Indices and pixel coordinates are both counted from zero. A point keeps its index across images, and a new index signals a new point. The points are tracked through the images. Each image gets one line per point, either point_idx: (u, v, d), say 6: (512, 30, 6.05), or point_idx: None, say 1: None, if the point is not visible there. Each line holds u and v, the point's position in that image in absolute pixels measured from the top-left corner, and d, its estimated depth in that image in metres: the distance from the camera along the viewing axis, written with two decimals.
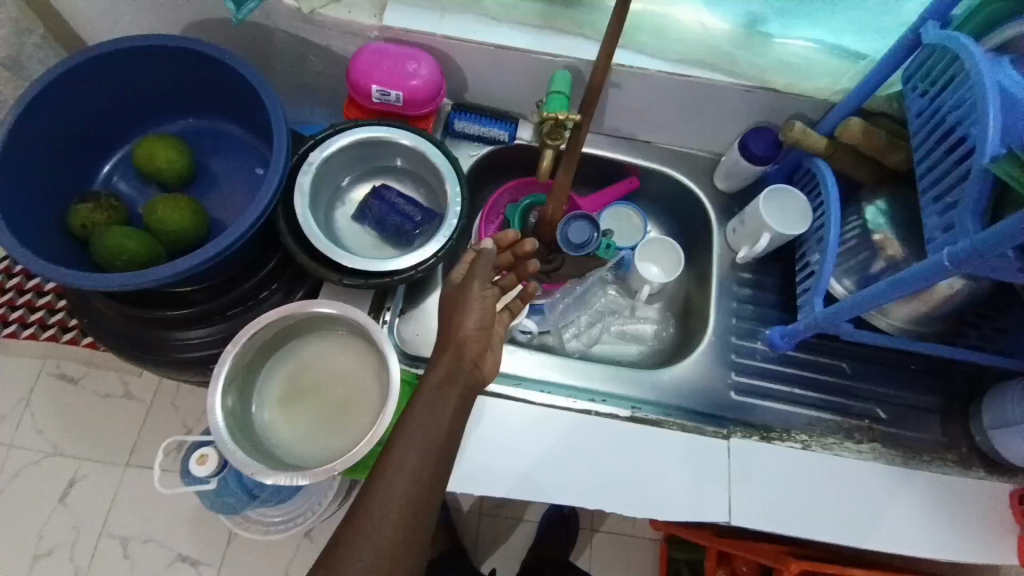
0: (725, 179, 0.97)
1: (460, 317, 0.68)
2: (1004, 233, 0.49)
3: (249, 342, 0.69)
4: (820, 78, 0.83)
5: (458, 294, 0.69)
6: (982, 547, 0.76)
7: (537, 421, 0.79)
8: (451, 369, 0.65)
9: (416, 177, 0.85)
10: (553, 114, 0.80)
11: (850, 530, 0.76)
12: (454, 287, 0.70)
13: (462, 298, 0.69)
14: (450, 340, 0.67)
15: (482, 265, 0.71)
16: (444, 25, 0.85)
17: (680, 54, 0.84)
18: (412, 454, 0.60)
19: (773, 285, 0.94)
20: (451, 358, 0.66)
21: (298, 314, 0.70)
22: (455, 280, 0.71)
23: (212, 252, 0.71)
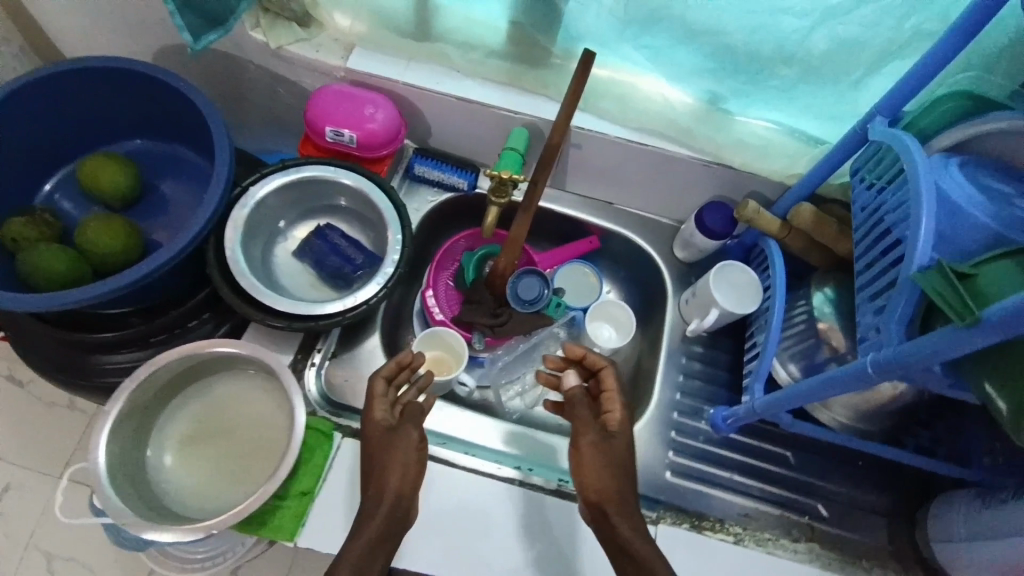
0: (684, 248, 0.95)
1: (389, 469, 0.62)
2: (924, 350, 0.47)
3: (150, 380, 0.66)
4: (776, 161, 0.82)
5: (382, 440, 0.65)
6: None
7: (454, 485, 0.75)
8: (381, 528, 0.58)
9: (362, 219, 0.83)
10: (499, 170, 0.79)
11: None
12: (381, 435, 0.65)
13: (393, 449, 0.64)
14: (380, 496, 0.60)
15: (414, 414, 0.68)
16: (408, 72, 0.86)
17: (639, 122, 0.84)
18: None
19: (724, 361, 0.91)
20: (382, 518, 0.59)
21: (204, 354, 0.67)
22: (379, 427, 0.66)
23: (131, 280, 0.68)
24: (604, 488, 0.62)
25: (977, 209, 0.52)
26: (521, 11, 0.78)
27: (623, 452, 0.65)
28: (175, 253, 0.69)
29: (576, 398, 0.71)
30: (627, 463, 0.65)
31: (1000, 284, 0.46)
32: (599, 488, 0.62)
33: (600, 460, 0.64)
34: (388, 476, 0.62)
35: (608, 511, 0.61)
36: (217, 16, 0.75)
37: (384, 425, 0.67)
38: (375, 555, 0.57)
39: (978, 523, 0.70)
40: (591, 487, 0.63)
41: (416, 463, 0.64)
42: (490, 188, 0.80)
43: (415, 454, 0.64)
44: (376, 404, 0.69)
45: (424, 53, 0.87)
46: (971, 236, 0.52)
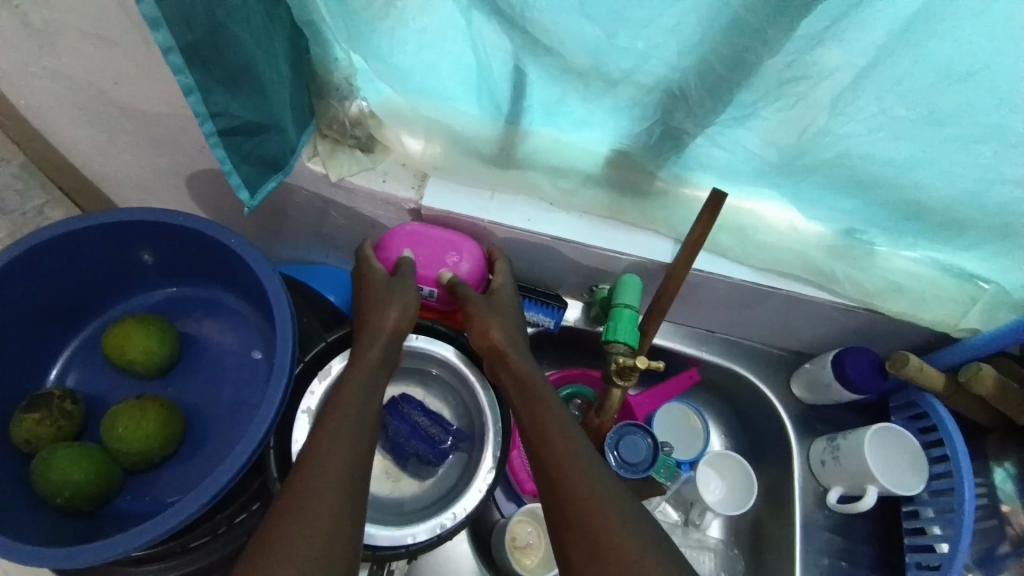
0: (806, 387, 0.82)
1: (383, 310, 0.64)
2: None
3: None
4: (939, 307, 0.69)
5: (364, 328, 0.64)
6: None
7: None
8: (361, 393, 0.57)
9: (445, 388, 0.69)
10: (636, 359, 0.65)
11: None
12: (376, 280, 0.66)
13: (387, 292, 0.65)
14: (380, 330, 0.63)
15: (409, 270, 0.67)
16: (491, 207, 0.74)
17: (767, 261, 0.72)
18: (333, 459, 0.50)
19: (865, 532, 0.77)
20: (370, 365, 0.60)
21: None
22: (374, 273, 0.67)
23: (177, 519, 0.54)
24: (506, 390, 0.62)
25: None
26: (635, 144, 0.66)
27: (507, 306, 0.68)
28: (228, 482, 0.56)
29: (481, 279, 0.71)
30: (511, 302, 0.69)
31: None
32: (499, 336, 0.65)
33: (491, 314, 0.66)
34: (379, 308, 0.64)
35: (501, 368, 0.64)
36: (274, 160, 0.63)
37: (382, 273, 0.67)
38: (364, 418, 0.55)
39: None
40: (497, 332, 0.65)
41: (403, 331, 0.64)
42: (612, 369, 0.67)
43: (389, 323, 0.63)
44: (371, 266, 0.68)
45: (509, 181, 0.74)
46: None
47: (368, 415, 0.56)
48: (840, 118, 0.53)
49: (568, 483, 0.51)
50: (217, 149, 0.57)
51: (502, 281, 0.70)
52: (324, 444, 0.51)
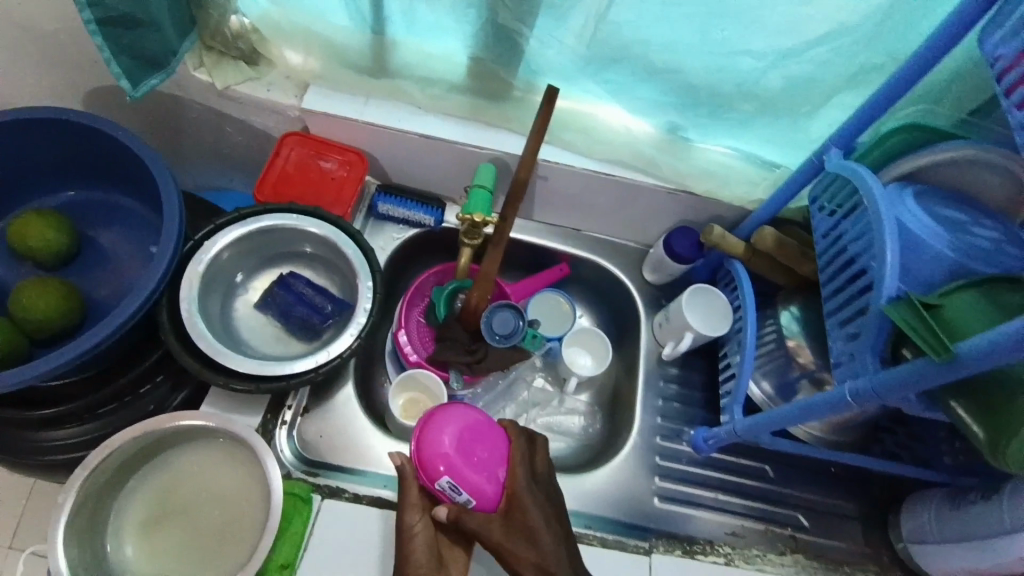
0: (653, 271, 0.96)
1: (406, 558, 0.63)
2: (907, 378, 0.48)
3: (94, 472, 0.62)
4: (738, 186, 0.85)
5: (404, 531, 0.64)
6: None
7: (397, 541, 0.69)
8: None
9: (326, 263, 0.79)
10: (470, 214, 0.78)
11: None
12: (403, 530, 0.65)
13: (405, 533, 0.64)
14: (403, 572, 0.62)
15: (413, 490, 0.66)
16: (366, 110, 0.83)
17: (605, 154, 0.86)
18: None
19: (700, 382, 0.93)
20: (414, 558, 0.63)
21: (166, 429, 0.65)
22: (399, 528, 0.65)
23: (49, 366, 0.61)
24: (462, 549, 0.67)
25: (936, 239, 0.53)
26: (482, 47, 0.78)
27: (532, 526, 0.65)
28: (104, 338, 0.63)
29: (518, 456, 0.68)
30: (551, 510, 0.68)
31: (965, 316, 0.47)
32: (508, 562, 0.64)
33: (534, 522, 0.65)
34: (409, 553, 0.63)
35: (509, 545, 0.63)
36: (157, 59, 0.73)
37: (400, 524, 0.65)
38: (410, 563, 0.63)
39: (951, 526, 0.73)
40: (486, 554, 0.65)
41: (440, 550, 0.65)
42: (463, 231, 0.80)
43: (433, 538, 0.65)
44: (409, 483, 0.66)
45: (382, 89, 0.84)
46: (936, 267, 0.52)
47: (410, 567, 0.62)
48: (615, 7, 0.68)
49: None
50: (97, 35, 0.68)
51: (514, 489, 0.66)
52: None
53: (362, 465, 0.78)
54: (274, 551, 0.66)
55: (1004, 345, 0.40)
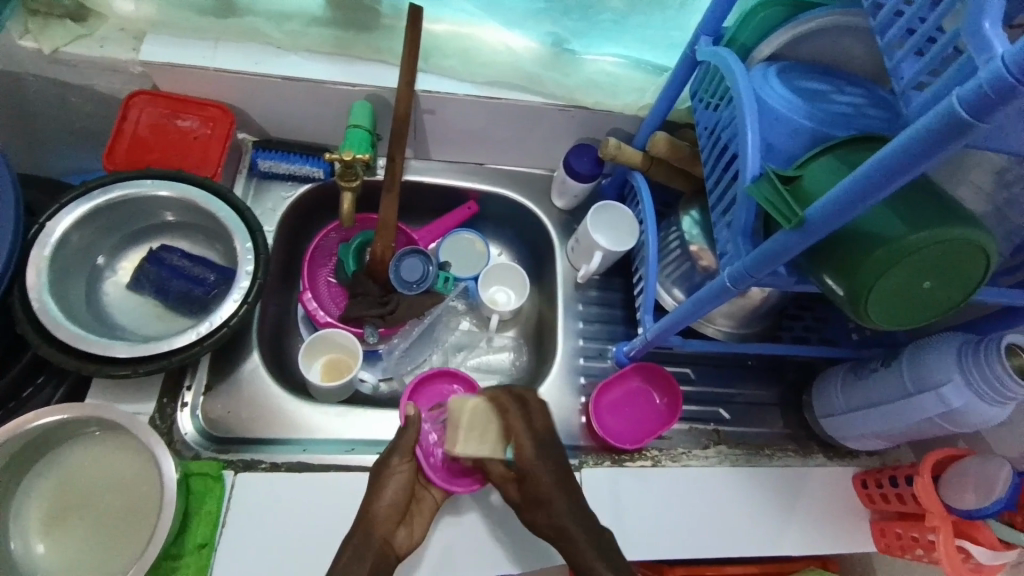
0: (561, 197, 0.94)
1: (379, 493, 0.63)
2: (772, 252, 0.48)
3: None
4: (628, 95, 0.83)
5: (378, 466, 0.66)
6: (836, 536, 0.79)
7: (319, 498, 0.67)
8: (365, 524, 0.61)
9: (203, 231, 0.75)
10: (342, 152, 0.72)
11: (719, 544, 0.76)
12: (379, 466, 0.66)
13: (383, 475, 0.65)
14: (371, 518, 0.61)
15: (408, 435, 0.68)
16: (217, 57, 0.76)
17: (487, 76, 0.82)
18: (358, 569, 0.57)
19: (620, 300, 0.94)
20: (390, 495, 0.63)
21: (32, 429, 0.61)
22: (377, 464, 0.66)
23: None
24: (542, 479, 0.63)
25: (795, 111, 0.53)
26: None
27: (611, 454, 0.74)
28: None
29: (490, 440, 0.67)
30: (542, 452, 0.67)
31: (820, 180, 0.47)
32: (542, 489, 0.63)
33: None
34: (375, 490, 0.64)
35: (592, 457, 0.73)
36: None
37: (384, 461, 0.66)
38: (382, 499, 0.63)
39: (857, 393, 0.78)
40: (534, 487, 0.63)
41: (559, 458, 0.66)
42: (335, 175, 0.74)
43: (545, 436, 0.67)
44: (410, 430, 0.68)
45: (233, 30, 0.76)
46: (795, 139, 0.53)
47: (383, 507, 0.62)
48: None
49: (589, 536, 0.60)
50: None
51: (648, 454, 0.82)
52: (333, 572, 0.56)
53: (278, 435, 0.75)
54: (185, 529, 0.64)
55: (844, 199, 0.41)
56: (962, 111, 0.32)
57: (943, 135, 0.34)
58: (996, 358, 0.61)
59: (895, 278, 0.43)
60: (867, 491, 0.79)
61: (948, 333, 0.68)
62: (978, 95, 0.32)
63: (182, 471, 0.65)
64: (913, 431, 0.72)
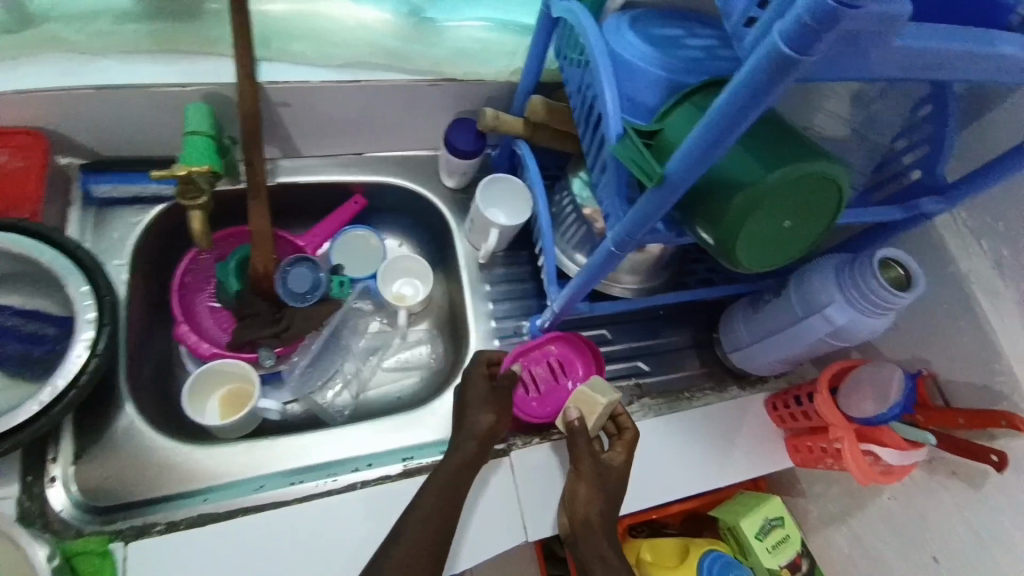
0: (449, 176, 0.89)
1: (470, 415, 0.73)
2: (646, 211, 0.47)
3: None
4: (497, 61, 0.79)
5: (481, 389, 0.75)
6: (758, 460, 0.83)
7: (228, 546, 0.62)
8: (458, 464, 0.68)
9: (32, 280, 0.64)
10: (176, 166, 0.63)
11: (651, 494, 0.78)
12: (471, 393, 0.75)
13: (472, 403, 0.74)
14: (466, 437, 0.71)
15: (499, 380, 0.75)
16: (8, 75, 0.64)
17: (343, 58, 0.74)
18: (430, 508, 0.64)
19: (527, 273, 0.92)
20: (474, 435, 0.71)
21: None
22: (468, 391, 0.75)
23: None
24: (590, 498, 0.68)
25: (649, 62, 0.52)
26: None
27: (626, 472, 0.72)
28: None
29: (577, 430, 0.71)
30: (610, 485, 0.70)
31: (678, 131, 0.46)
32: (585, 507, 0.68)
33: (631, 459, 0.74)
34: (483, 414, 0.72)
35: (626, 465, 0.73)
36: None
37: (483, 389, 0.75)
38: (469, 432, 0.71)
39: (758, 326, 0.81)
40: (580, 500, 0.68)
41: (617, 494, 0.70)
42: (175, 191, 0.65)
43: (617, 469, 0.71)
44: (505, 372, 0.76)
45: (21, 41, 0.65)
46: (654, 91, 0.51)
47: (468, 443, 0.70)
48: None
49: (602, 557, 0.67)
50: None
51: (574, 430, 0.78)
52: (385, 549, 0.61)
53: (177, 487, 0.69)
54: None
55: (698, 150, 0.39)
56: (786, 48, 0.31)
57: (773, 75, 0.33)
58: (871, 274, 0.64)
59: (757, 221, 0.43)
60: (778, 412, 0.84)
61: (827, 256, 0.72)
62: (797, 27, 0.30)
63: (63, 554, 0.57)
64: (809, 352, 0.76)
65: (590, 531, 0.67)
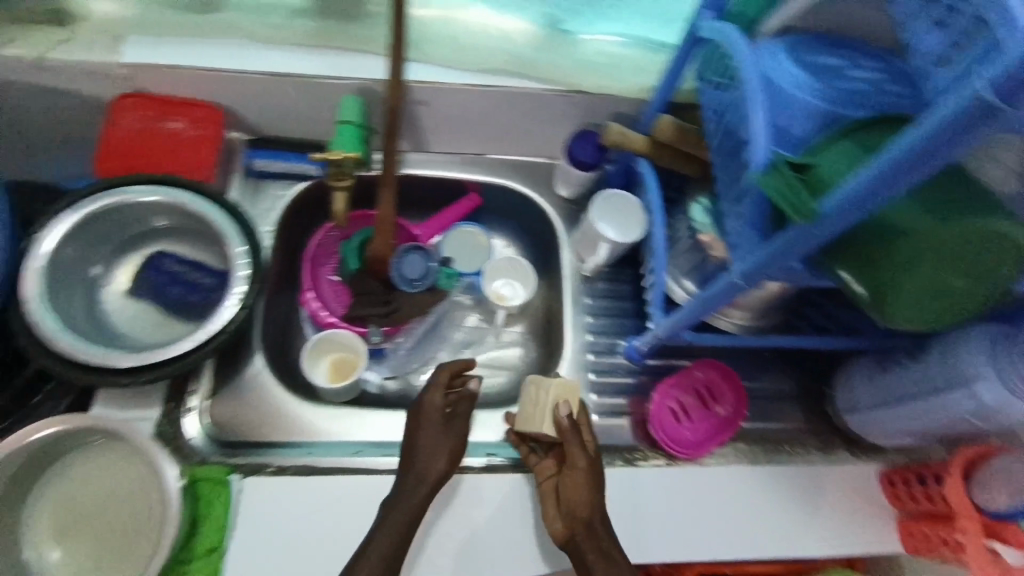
0: (565, 186, 0.90)
1: (416, 445, 0.68)
2: (786, 247, 0.45)
3: None
4: (629, 75, 0.78)
5: (434, 423, 0.70)
6: (864, 536, 0.74)
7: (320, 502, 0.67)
8: (427, 491, 0.65)
9: (201, 235, 0.74)
10: (330, 151, 0.71)
11: (737, 548, 0.72)
12: (415, 414, 0.71)
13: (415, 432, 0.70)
14: (422, 478, 0.65)
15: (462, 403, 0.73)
16: (201, 53, 0.73)
17: (482, 64, 0.78)
18: (395, 520, 0.62)
19: (629, 293, 0.90)
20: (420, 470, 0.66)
21: (36, 441, 0.62)
22: (416, 411, 0.71)
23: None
24: (584, 499, 0.65)
25: (806, 92, 0.49)
26: None
27: (592, 520, 0.64)
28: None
29: (567, 426, 0.70)
30: (582, 510, 0.64)
31: (835, 168, 0.44)
32: (578, 507, 0.65)
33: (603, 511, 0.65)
34: (428, 456, 0.67)
35: (594, 516, 0.64)
36: None
37: (439, 412, 0.71)
38: (414, 453, 0.68)
39: (882, 388, 0.73)
40: (573, 505, 0.65)
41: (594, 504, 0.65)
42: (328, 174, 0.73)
43: (574, 494, 0.65)
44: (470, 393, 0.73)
45: (216, 28, 0.74)
46: (808, 123, 0.49)
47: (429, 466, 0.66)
48: None
49: (608, 556, 0.62)
50: None
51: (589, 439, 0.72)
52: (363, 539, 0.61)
53: (288, 438, 0.76)
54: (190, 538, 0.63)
55: (863, 191, 0.37)
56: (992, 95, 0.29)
57: (970, 122, 0.31)
58: None
59: (924, 272, 0.40)
60: (894, 489, 0.75)
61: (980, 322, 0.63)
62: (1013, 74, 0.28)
63: (190, 475, 0.65)
64: (940, 429, 0.68)
65: (589, 532, 0.63)
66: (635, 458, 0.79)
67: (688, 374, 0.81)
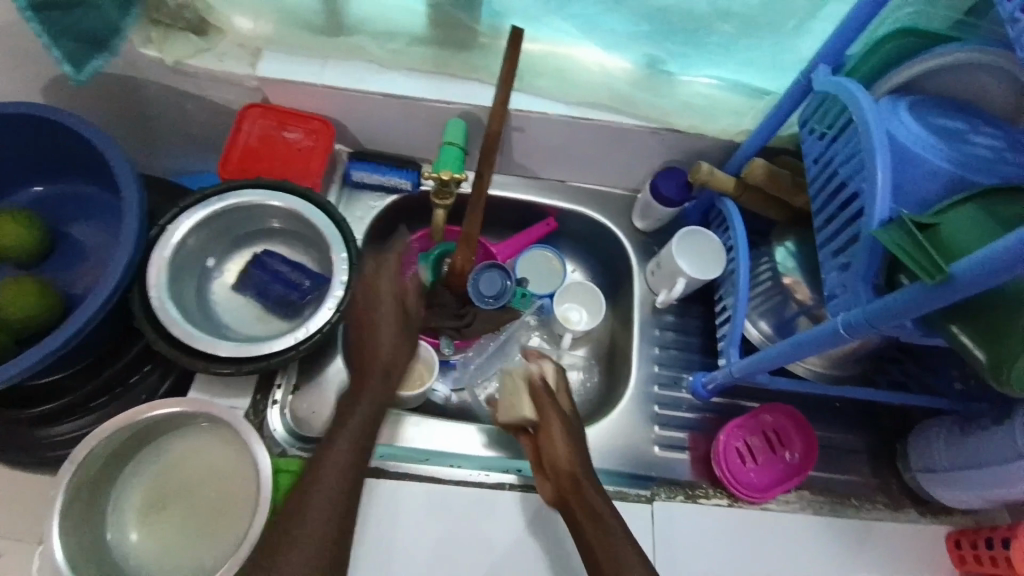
0: (643, 218, 0.92)
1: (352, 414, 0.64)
2: (901, 304, 0.45)
3: (86, 461, 0.63)
4: (724, 118, 0.81)
5: (377, 376, 0.67)
6: None
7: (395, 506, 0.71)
8: (348, 468, 0.61)
9: (304, 239, 0.79)
10: (439, 171, 0.75)
11: None
12: (363, 314, 0.69)
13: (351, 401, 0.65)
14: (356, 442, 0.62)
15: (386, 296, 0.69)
16: (326, 73, 0.80)
17: (581, 97, 0.81)
18: (321, 504, 0.58)
19: (697, 328, 0.91)
20: (352, 433, 0.63)
21: (146, 419, 0.66)
22: (360, 305, 0.69)
23: (22, 367, 0.61)
24: (565, 454, 0.69)
25: (931, 154, 0.50)
26: None
27: (577, 476, 0.67)
28: (77, 331, 0.62)
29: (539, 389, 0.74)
30: (572, 471, 0.67)
31: (959, 232, 0.45)
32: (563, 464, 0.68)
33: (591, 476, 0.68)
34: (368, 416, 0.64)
35: (579, 475, 0.67)
36: (101, 38, 0.70)
37: (381, 364, 0.67)
38: (366, 429, 0.64)
39: (960, 451, 0.72)
40: (558, 461, 0.68)
41: (580, 467, 0.68)
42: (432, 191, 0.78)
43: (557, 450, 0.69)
44: (385, 329, 0.68)
45: (340, 48, 0.80)
46: (931, 184, 0.50)
47: (363, 442, 0.63)
48: None
49: (596, 515, 0.64)
50: (32, 22, 0.64)
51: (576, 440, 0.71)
52: (296, 501, 0.58)
53: None
54: None
55: (999, 259, 0.38)
56: None
57: None
58: None
59: None
60: (960, 551, 0.75)
61: None
62: None
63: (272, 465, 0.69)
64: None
65: (579, 494, 0.66)
66: (696, 495, 0.79)
67: (758, 415, 0.80)
